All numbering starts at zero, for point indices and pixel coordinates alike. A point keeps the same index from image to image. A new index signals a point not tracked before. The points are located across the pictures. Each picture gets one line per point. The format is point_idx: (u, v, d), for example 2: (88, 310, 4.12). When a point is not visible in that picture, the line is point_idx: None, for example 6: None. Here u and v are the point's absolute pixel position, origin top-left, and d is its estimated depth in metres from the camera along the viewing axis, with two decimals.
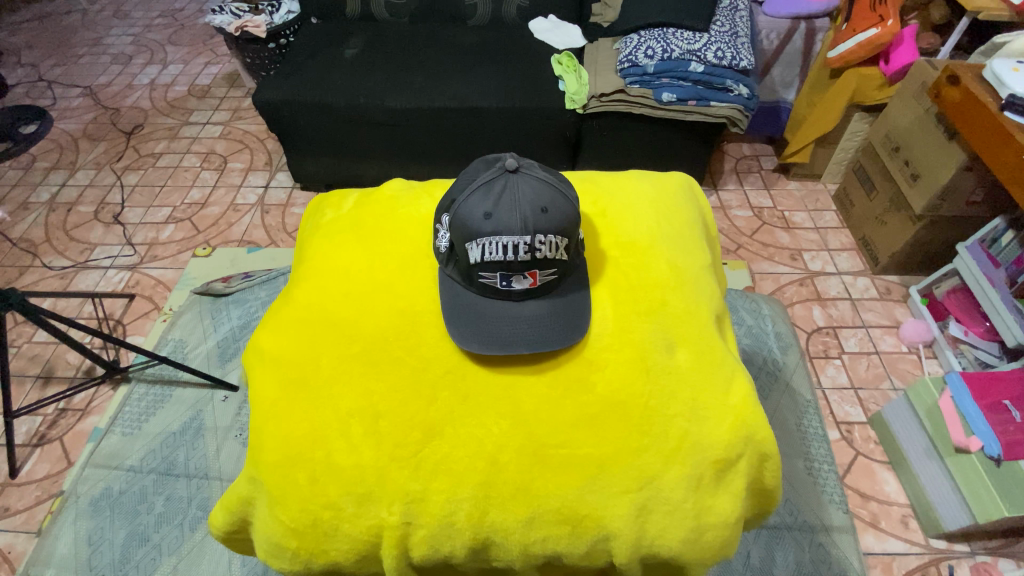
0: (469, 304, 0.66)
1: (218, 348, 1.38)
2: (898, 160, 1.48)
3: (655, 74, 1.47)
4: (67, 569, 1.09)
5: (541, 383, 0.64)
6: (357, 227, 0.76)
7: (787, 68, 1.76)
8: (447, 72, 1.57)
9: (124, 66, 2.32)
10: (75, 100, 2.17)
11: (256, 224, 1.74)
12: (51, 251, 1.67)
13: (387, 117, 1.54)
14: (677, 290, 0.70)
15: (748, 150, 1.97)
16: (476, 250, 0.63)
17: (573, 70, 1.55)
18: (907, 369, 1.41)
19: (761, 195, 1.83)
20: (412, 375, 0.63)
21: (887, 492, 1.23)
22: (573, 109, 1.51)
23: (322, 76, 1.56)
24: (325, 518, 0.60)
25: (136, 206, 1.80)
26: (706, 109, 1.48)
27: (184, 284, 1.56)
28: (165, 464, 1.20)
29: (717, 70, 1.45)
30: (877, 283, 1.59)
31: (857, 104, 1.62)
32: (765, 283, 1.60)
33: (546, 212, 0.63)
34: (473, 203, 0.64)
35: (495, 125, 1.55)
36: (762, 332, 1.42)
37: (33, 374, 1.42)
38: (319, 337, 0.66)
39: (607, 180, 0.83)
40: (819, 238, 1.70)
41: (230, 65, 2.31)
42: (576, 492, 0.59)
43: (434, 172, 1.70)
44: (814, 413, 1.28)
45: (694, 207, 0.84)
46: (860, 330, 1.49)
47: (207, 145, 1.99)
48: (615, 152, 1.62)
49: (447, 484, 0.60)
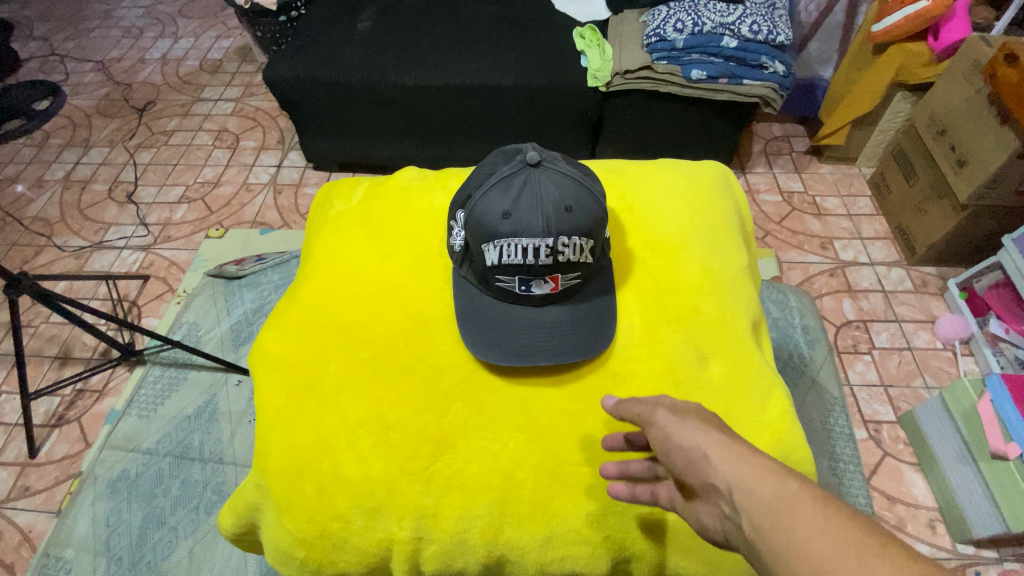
0: (484, 310, 0.62)
1: (232, 332, 1.37)
2: (943, 145, 1.38)
3: (684, 50, 1.37)
4: (86, 549, 1.10)
5: (561, 397, 0.60)
6: (367, 220, 0.72)
7: (826, 43, 1.66)
8: (463, 47, 1.49)
9: (136, 40, 2.28)
10: (87, 75, 2.13)
11: (269, 205, 1.70)
12: (66, 231, 1.67)
13: (400, 95, 1.48)
14: (710, 294, 0.65)
15: (778, 130, 1.87)
16: (493, 252, 0.59)
17: (596, 44, 1.45)
18: (941, 366, 1.34)
19: (791, 178, 1.74)
20: (424, 385, 0.60)
21: (914, 494, 1.18)
22: (595, 87, 1.42)
23: (333, 51, 1.49)
24: (333, 530, 0.57)
25: (149, 185, 1.78)
26: (738, 87, 1.39)
27: (198, 266, 1.55)
28: (181, 447, 1.20)
29: (751, 46, 1.35)
30: (913, 275, 1.50)
31: (902, 82, 1.49)
32: (793, 272, 1.53)
33: (571, 211, 0.58)
34: (491, 200, 0.59)
35: (513, 104, 1.48)
36: (789, 326, 1.35)
37: (50, 354, 1.43)
38: (326, 341, 0.63)
39: (634, 170, 0.78)
40: (851, 226, 1.62)
41: (241, 38, 2.25)
42: (596, 513, 0.56)
43: (448, 153, 1.65)
44: (841, 411, 1.23)
45: (729, 198, 0.78)
46: (892, 324, 1.42)
47: (220, 123, 1.95)
48: (639, 133, 1.55)
49: (460, 500, 0.56)
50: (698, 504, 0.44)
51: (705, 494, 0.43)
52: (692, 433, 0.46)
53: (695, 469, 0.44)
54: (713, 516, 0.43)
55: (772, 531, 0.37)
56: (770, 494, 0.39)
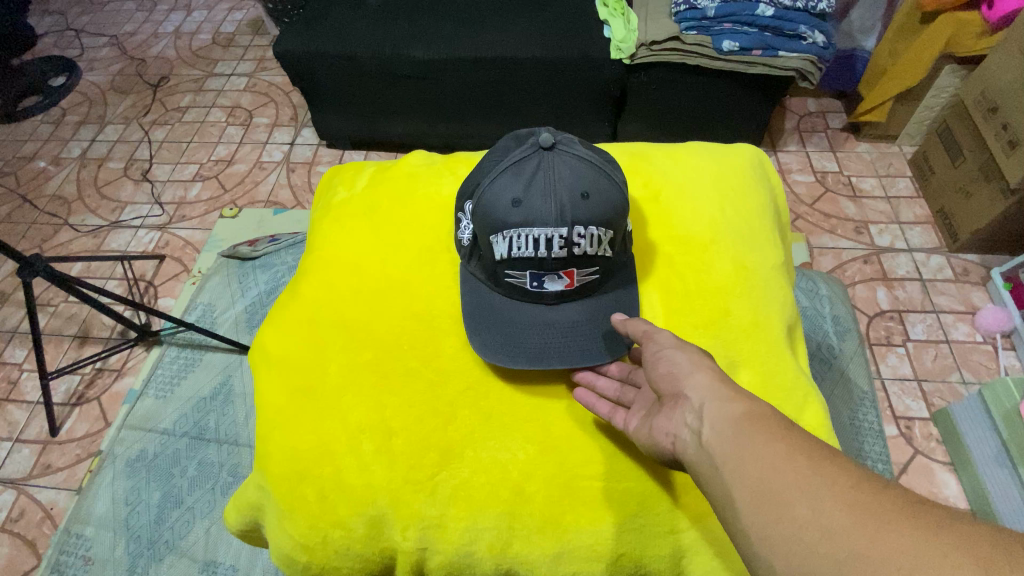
0: (495, 308, 0.63)
1: (246, 313, 1.36)
2: (994, 124, 1.26)
3: (716, 19, 1.28)
4: (106, 527, 1.12)
5: (575, 405, 0.61)
6: (371, 212, 0.74)
7: (870, 10, 1.53)
8: (480, 18, 1.41)
9: (149, 13, 2.24)
10: (102, 50, 2.11)
11: (282, 183, 1.68)
12: (83, 209, 1.67)
13: (414, 70, 1.42)
14: (741, 295, 0.66)
15: (813, 105, 1.75)
16: (502, 244, 0.59)
17: (621, 13, 1.36)
18: (980, 361, 1.26)
19: (826, 157, 1.64)
20: (429, 390, 0.61)
21: (946, 495, 1.11)
22: (619, 60, 1.34)
23: (345, 23, 1.43)
24: (335, 537, 0.57)
25: (164, 163, 1.77)
26: (774, 60, 1.28)
27: (212, 246, 1.53)
28: (197, 428, 1.21)
29: (789, 14, 1.26)
30: (953, 263, 1.41)
31: (950, 55, 1.37)
32: (824, 259, 1.45)
33: (587, 198, 0.58)
34: (502, 186, 0.59)
35: (533, 78, 1.40)
36: (818, 315, 1.28)
37: (70, 334, 1.44)
38: (330, 341, 0.64)
39: (662, 154, 0.79)
40: (889, 209, 1.52)
41: (253, 10, 2.20)
42: (614, 531, 0.55)
43: (463, 129, 1.58)
44: (870, 407, 1.16)
45: (764, 185, 0.78)
46: (929, 315, 1.33)
47: (233, 99, 1.92)
48: (664, 109, 1.46)
49: (467, 511, 0.56)
50: (662, 412, 0.53)
51: (673, 401, 0.53)
52: (676, 355, 0.54)
53: (671, 379, 0.53)
54: (673, 424, 0.51)
55: (734, 436, 0.46)
56: (744, 433, 0.45)
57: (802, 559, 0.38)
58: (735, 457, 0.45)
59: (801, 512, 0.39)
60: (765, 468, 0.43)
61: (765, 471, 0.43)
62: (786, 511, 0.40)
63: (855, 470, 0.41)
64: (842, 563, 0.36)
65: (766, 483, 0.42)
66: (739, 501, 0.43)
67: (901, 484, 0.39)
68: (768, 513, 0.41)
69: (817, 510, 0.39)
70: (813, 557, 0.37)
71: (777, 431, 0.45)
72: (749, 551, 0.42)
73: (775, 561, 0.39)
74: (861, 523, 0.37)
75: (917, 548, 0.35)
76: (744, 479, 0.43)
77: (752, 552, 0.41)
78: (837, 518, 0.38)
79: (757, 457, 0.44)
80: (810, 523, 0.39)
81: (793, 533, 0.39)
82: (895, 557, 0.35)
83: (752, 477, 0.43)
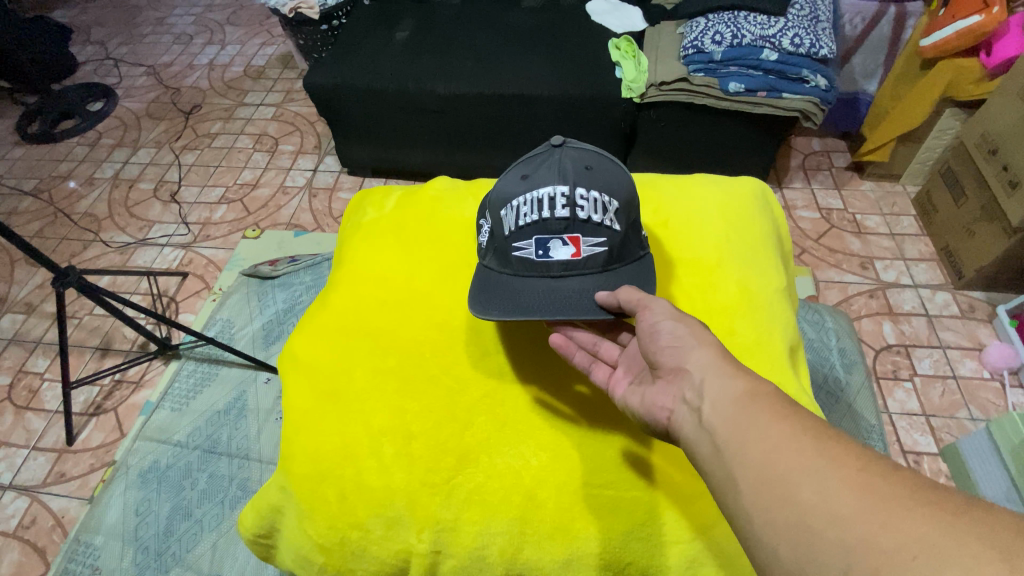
0: (503, 285, 0.65)
1: (263, 330, 1.40)
2: (994, 165, 1.31)
3: (723, 62, 1.34)
4: (114, 537, 1.13)
5: (585, 417, 0.64)
6: (399, 229, 0.79)
7: (871, 55, 1.59)
8: (499, 59, 1.50)
9: (185, 46, 2.37)
10: (139, 79, 2.23)
11: (304, 207, 1.74)
12: (113, 227, 1.74)
13: (435, 104, 1.50)
14: (745, 314, 0.69)
15: (817, 145, 1.81)
16: (511, 214, 0.64)
17: (632, 55, 1.44)
18: (988, 397, 1.26)
19: (830, 194, 1.69)
20: (447, 397, 0.64)
21: None
22: (630, 98, 1.41)
23: (372, 60, 1.52)
24: (352, 537, 0.59)
25: (192, 186, 1.85)
26: (778, 101, 1.34)
27: (234, 264, 1.59)
28: (209, 441, 1.23)
29: (793, 59, 1.32)
30: (959, 299, 1.43)
31: (950, 98, 1.43)
32: (830, 292, 1.47)
33: (591, 169, 0.66)
34: (514, 173, 0.68)
35: (548, 113, 1.47)
36: (824, 347, 1.30)
37: (92, 345, 1.49)
38: (356, 348, 0.68)
39: (670, 183, 0.84)
40: (893, 246, 1.55)
41: (283, 46, 2.33)
42: (620, 541, 0.57)
43: (479, 160, 1.65)
44: (880, 441, 1.16)
45: (767, 215, 0.82)
46: (936, 350, 1.34)
47: (260, 127, 2.01)
48: (673, 145, 1.52)
49: (480, 515, 0.58)
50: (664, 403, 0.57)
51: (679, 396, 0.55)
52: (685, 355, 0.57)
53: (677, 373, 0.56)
54: (670, 399, 0.56)
55: (739, 422, 0.49)
56: (750, 424, 0.48)
57: (808, 543, 0.41)
58: (739, 444, 0.48)
59: (806, 497, 0.42)
60: (771, 455, 0.46)
61: (770, 456, 0.46)
62: (790, 496, 0.43)
63: (861, 457, 0.44)
64: (851, 547, 0.39)
65: (771, 469, 0.45)
66: (743, 487, 0.46)
67: (905, 472, 0.42)
68: (773, 501, 0.44)
69: (824, 496, 0.42)
70: (821, 540, 0.40)
71: (782, 415, 0.48)
72: (754, 537, 0.44)
73: (781, 548, 0.42)
74: (869, 508, 0.40)
75: (921, 529, 0.37)
76: (749, 466, 0.46)
77: (759, 540, 0.44)
78: (842, 502, 0.41)
79: (764, 445, 0.46)
80: (817, 508, 0.42)
81: (799, 519, 0.42)
82: (901, 539, 0.37)
83: (759, 466, 0.46)
